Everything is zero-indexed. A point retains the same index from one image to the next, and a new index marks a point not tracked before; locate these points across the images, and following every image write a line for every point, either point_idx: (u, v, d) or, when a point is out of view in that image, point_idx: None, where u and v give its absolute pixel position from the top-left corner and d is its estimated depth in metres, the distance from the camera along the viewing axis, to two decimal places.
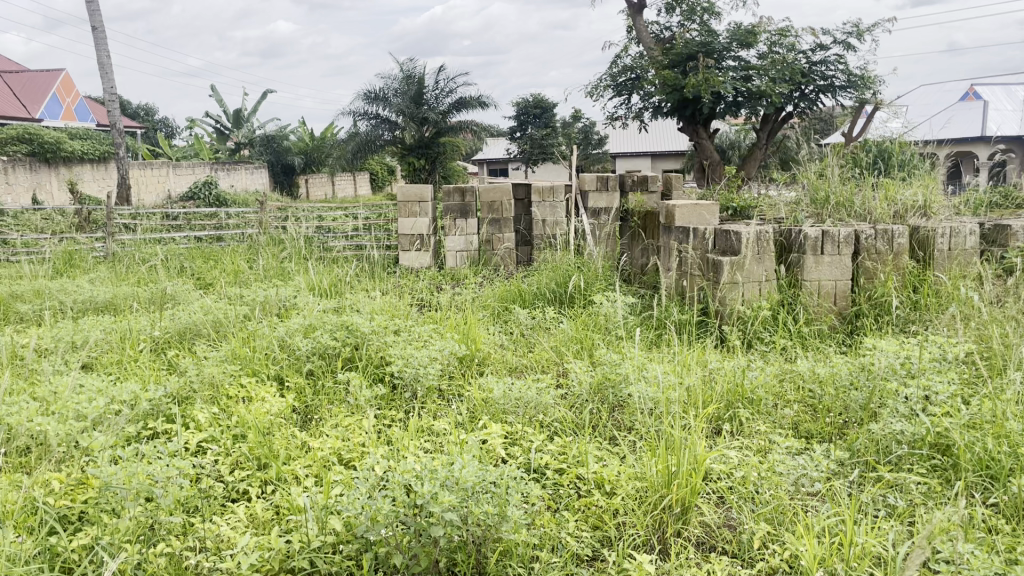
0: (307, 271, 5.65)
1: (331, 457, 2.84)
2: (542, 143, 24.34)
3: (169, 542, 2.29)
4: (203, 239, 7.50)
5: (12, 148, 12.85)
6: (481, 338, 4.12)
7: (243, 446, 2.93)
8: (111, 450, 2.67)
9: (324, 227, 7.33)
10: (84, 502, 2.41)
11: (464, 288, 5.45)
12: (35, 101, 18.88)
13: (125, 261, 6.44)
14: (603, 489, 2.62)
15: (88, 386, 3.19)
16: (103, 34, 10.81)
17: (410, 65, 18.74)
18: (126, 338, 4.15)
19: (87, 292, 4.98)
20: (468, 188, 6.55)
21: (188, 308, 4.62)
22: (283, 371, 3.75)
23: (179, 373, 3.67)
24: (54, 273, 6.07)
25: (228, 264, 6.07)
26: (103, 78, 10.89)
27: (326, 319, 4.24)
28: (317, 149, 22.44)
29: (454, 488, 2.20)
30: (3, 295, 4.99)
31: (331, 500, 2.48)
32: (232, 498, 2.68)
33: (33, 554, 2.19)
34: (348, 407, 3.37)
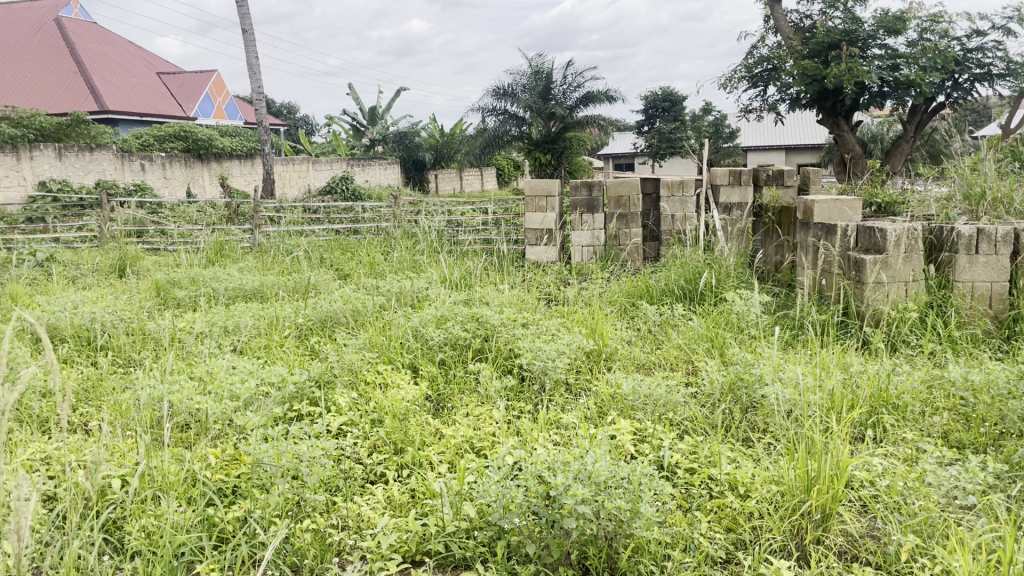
0: (439, 264, 5.79)
1: (464, 444, 2.91)
2: (670, 137, 23.98)
3: (313, 518, 2.41)
4: (341, 232, 7.82)
5: (169, 146, 14.38)
6: (609, 333, 4.10)
7: (381, 430, 3.06)
8: (261, 429, 2.85)
9: (454, 221, 7.48)
10: (237, 477, 2.59)
11: (591, 283, 5.44)
12: (189, 100, 20.18)
13: (271, 252, 6.80)
14: (737, 491, 2.56)
15: (240, 368, 3.40)
16: (252, 36, 11.42)
17: (539, 60, 18.89)
18: (273, 324, 4.39)
19: (238, 280, 5.30)
20: (595, 181, 6.50)
21: (329, 297, 4.83)
22: (417, 360, 3.87)
23: (321, 358, 3.87)
24: (207, 262, 6.49)
25: (364, 257, 6.30)
26: (251, 78, 11.52)
27: (457, 310, 4.33)
28: (447, 146, 22.95)
29: (586, 481, 2.21)
30: (163, 281, 5.37)
31: (467, 486, 2.55)
32: (371, 481, 2.79)
33: (194, 522, 2.35)
34: (478, 397, 3.44)
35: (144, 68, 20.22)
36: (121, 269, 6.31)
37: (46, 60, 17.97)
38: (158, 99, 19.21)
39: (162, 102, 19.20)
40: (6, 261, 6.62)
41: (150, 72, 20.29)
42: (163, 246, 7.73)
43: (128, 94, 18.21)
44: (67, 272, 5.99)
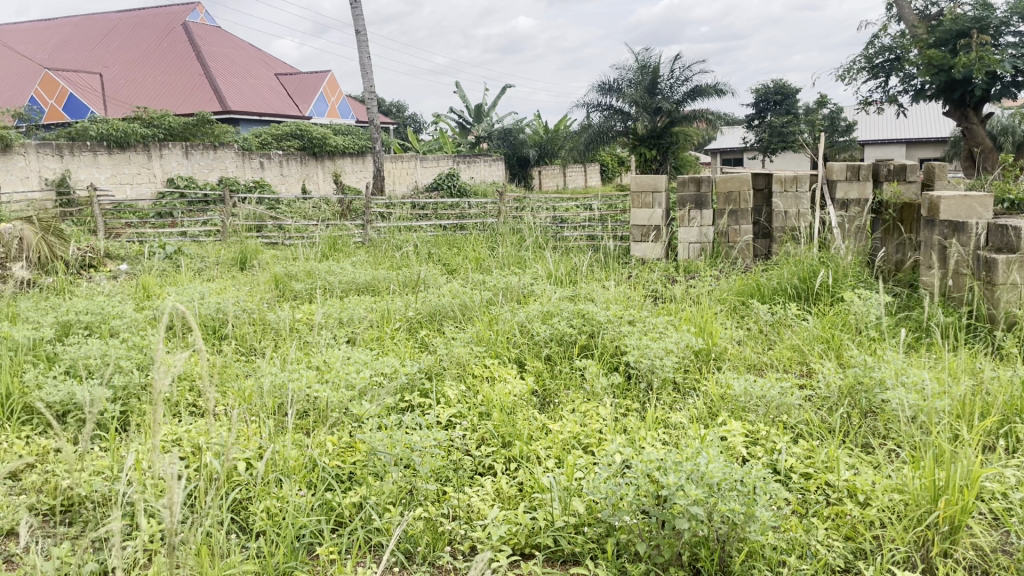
0: (544, 260, 5.82)
1: (571, 440, 2.91)
2: (781, 131, 23.36)
3: (426, 506, 2.47)
4: (447, 227, 7.95)
5: (286, 144, 14.60)
6: (719, 332, 4.02)
7: (489, 424, 3.10)
8: (375, 419, 2.95)
9: (559, 218, 7.48)
10: (353, 464, 2.68)
11: (700, 280, 5.34)
12: (304, 100, 20.94)
13: (381, 247, 6.98)
14: (856, 498, 2.47)
15: (354, 359, 3.52)
16: (365, 37, 11.74)
17: (646, 54, 18.73)
18: (385, 317, 4.51)
19: (350, 273, 5.48)
20: (703, 177, 6.39)
21: (438, 292, 4.93)
22: (524, 355, 3.89)
23: (430, 351, 3.96)
24: (322, 255, 6.72)
25: (470, 252, 6.40)
26: (363, 78, 11.83)
27: (563, 306, 4.34)
28: (551, 142, 22.98)
29: (698, 482, 2.17)
30: (281, 274, 5.59)
31: (576, 482, 2.55)
32: (479, 473, 2.82)
33: (314, 506, 2.44)
34: (585, 393, 3.43)
35: (263, 69, 21.11)
36: (242, 262, 6.60)
37: (174, 63, 19.01)
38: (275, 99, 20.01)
39: (279, 101, 20.00)
40: (138, 254, 7.05)
41: (269, 73, 21.17)
42: (280, 240, 8.05)
43: (248, 95, 19.04)
44: (193, 265, 6.31)
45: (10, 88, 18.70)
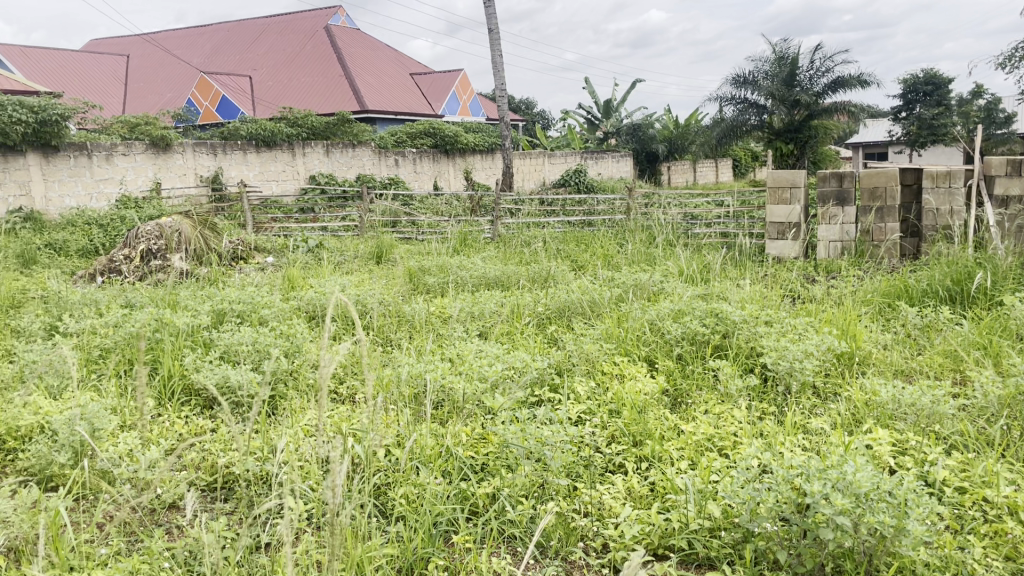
0: (676, 258, 5.72)
1: (705, 442, 2.84)
2: (932, 123, 22.09)
3: (557, 501, 2.48)
4: (576, 223, 7.95)
5: (420, 143, 14.97)
6: (863, 335, 3.82)
7: (620, 421, 3.07)
8: (507, 411, 2.99)
9: (691, 214, 7.33)
10: (487, 455, 2.73)
11: (842, 280, 5.11)
12: (437, 98, 21.42)
13: (511, 242, 7.05)
14: (1018, 516, 2.30)
15: (487, 353, 3.58)
16: (498, 35, 11.88)
17: (784, 45, 18.16)
18: (514, 312, 4.56)
19: (481, 268, 5.57)
20: (845, 172, 6.10)
21: (567, 288, 4.93)
22: (654, 354, 3.84)
23: (560, 346, 3.97)
24: (453, 250, 6.86)
25: (599, 249, 6.37)
26: (495, 77, 11.99)
27: (696, 304, 4.25)
28: (681, 137, 22.56)
29: (845, 491, 2.08)
30: (416, 268, 5.74)
31: (712, 485, 2.50)
32: (610, 470, 2.80)
33: (451, 494, 2.51)
34: (718, 395, 3.35)
35: (398, 68, 21.75)
36: (378, 255, 6.86)
37: (316, 65, 19.90)
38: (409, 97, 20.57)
39: (412, 99, 20.55)
40: (283, 247, 7.43)
41: (403, 72, 21.79)
42: (413, 235, 8.29)
43: (385, 94, 19.67)
44: (333, 258, 6.60)
45: (170, 91, 20.13)
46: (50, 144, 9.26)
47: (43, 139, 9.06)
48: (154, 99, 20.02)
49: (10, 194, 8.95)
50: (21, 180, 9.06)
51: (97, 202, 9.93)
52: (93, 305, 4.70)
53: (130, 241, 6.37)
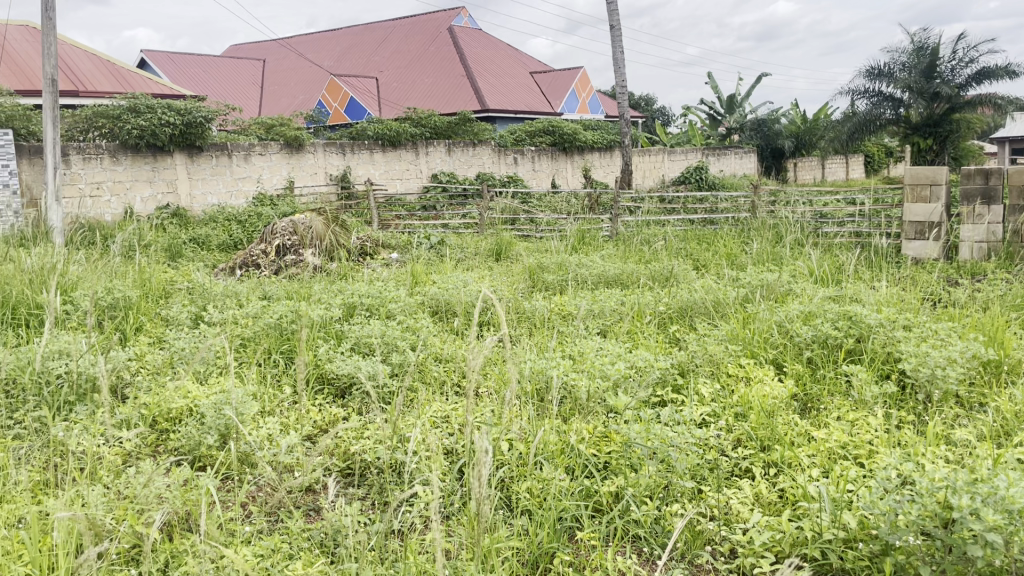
0: (804, 258, 5.53)
1: (839, 450, 2.73)
2: None
3: (682, 503, 2.46)
4: (697, 221, 7.81)
5: (539, 140, 15.08)
6: (1013, 344, 3.58)
7: (746, 425, 3.00)
8: (631, 411, 2.97)
9: (820, 213, 7.06)
10: (610, 454, 2.72)
11: (988, 284, 4.80)
12: (555, 95, 21.44)
13: (631, 240, 6.99)
14: None
15: (608, 351, 3.58)
16: (620, 31, 11.79)
17: (924, 34, 17.00)
18: (635, 310, 4.52)
19: (601, 266, 5.56)
20: (993, 169, 5.80)
21: (690, 287, 4.85)
22: (783, 357, 3.72)
23: (683, 346, 3.91)
24: (572, 248, 6.87)
25: (722, 248, 6.23)
26: (616, 73, 11.91)
27: (827, 307, 4.10)
28: (809, 132, 21.73)
29: (998, 507, 1.96)
30: (535, 265, 5.78)
31: (847, 495, 2.40)
32: (737, 475, 2.74)
33: (576, 492, 2.53)
34: (852, 401, 3.22)
35: (518, 67, 21.93)
36: (498, 253, 6.95)
37: (439, 65, 20.35)
38: (528, 95, 20.69)
39: (531, 97, 20.66)
40: (406, 243, 7.65)
41: (523, 70, 21.94)
42: (532, 232, 8.35)
43: (505, 92, 19.88)
44: (454, 254, 6.74)
45: (302, 93, 21.05)
46: (195, 145, 9.85)
47: (189, 139, 9.65)
48: (287, 101, 20.98)
49: (159, 191, 9.58)
50: (169, 179, 9.69)
51: (236, 200, 10.50)
52: (234, 297, 4.98)
53: (267, 237, 6.68)
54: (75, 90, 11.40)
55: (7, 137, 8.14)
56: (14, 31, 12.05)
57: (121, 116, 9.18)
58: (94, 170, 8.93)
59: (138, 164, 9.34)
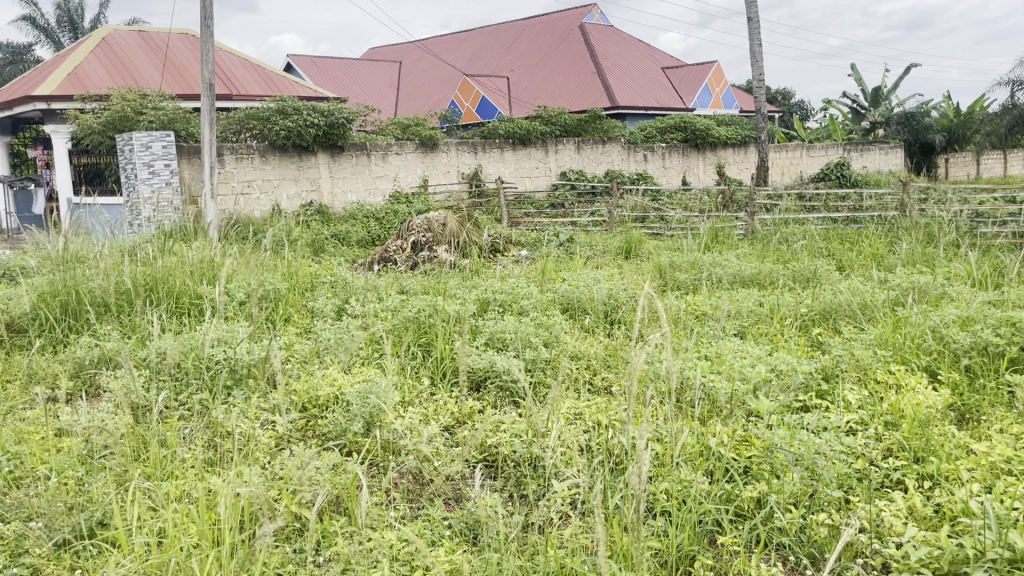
0: (961, 260, 5.21)
1: (1003, 464, 2.55)
2: None
3: (828, 512, 2.36)
4: (838, 220, 7.50)
5: (670, 137, 14.88)
6: None
7: (898, 434, 2.84)
8: (773, 415, 2.88)
9: (977, 211, 6.64)
10: (750, 458, 2.65)
11: None
12: (687, 90, 21.01)
13: (769, 239, 6.79)
14: None
15: (748, 353, 3.48)
16: (758, 23, 11.46)
17: None
18: (774, 313, 4.38)
19: (736, 265, 5.44)
20: None
21: (834, 288, 4.67)
22: (937, 364, 3.51)
23: (826, 350, 3.77)
24: (705, 247, 6.71)
25: (866, 248, 5.96)
26: (752, 66, 11.56)
27: (987, 312, 3.84)
28: (963, 126, 20.41)
29: None
30: (667, 263, 5.71)
31: (1014, 513, 2.24)
32: (887, 486, 2.61)
33: (716, 495, 2.48)
34: (1016, 414, 3.00)
35: (649, 62, 21.65)
36: (628, 251, 6.89)
37: (569, 63, 20.39)
38: (659, 91, 20.40)
39: (663, 93, 20.36)
40: (536, 240, 7.72)
41: (654, 66, 21.64)
42: (662, 230, 8.24)
43: (635, 89, 19.67)
44: (584, 251, 6.74)
45: (435, 94, 21.58)
46: (337, 145, 10.30)
47: (331, 139, 10.09)
48: (421, 101, 21.55)
49: (304, 189, 10.07)
50: (312, 178, 10.16)
51: (374, 197, 10.89)
52: (374, 291, 5.18)
53: (402, 233, 6.93)
54: (229, 94, 12.11)
55: (169, 138, 8.76)
56: (175, 41, 12.95)
57: (270, 118, 9.70)
58: (245, 170, 9.48)
59: (285, 164, 9.85)
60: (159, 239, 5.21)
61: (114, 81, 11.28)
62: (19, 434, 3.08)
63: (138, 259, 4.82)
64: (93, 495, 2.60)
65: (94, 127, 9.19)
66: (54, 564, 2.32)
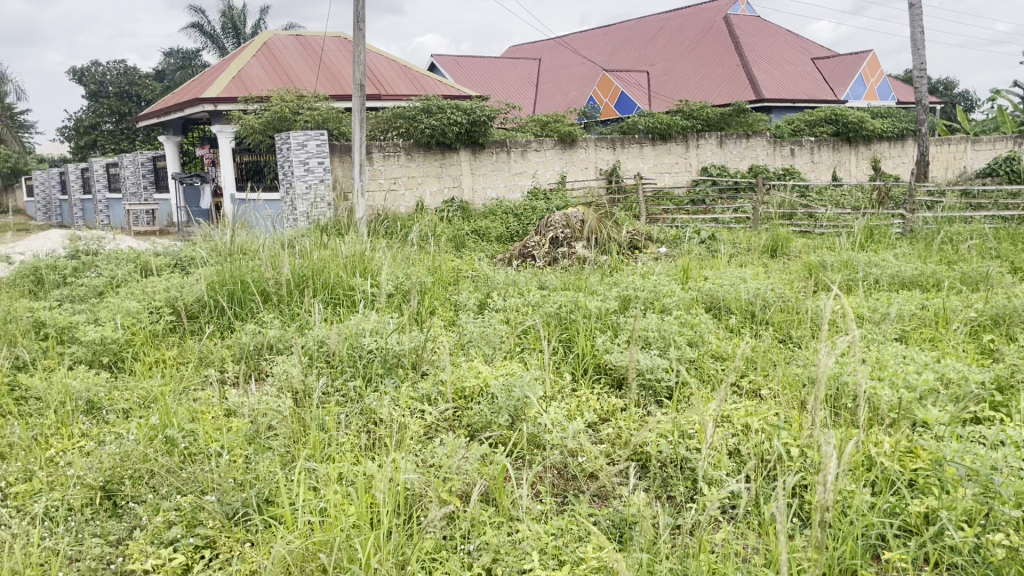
0: None
1: None
2: None
3: (1006, 532, 2.19)
4: (1010, 218, 6.95)
5: (819, 131, 14.26)
6: None
7: None
8: (943, 426, 2.70)
9: None
10: (916, 471, 2.50)
11: None
12: (839, 81, 20.03)
13: (931, 238, 6.38)
14: None
15: (912, 360, 3.28)
16: (920, 9, 10.79)
17: None
18: (939, 317, 4.11)
19: (895, 266, 5.15)
20: None
21: (1008, 292, 4.33)
22: None
23: (1000, 359, 3.50)
24: (858, 245, 6.38)
25: None
26: (912, 55, 10.89)
27: None
28: None
29: None
30: (817, 262, 5.47)
31: None
32: None
33: (879, 508, 2.35)
34: None
35: (797, 53, 20.79)
36: (774, 249, 6.66)
37: (712, 56, 19.91)
38: (809, 83, 19.55)
39: (813, 85, 19.51)
40: (676, 237, 7.59)
41: (803, 57, 20.75)
42: (811, 228, 7.92)
43: (782, 81, 18.96)
44: (727, 249, 6.57)
45: (574, 90, 21.60)
46: (478, 142, 10.49)
47: (472, 136, 10.29)
48: (559, 98, 21.63)
49: (446, 186, 10.32)
50: (454, 175, 10.41)
51: (512, 193, 11.04)
52: (514, 286, 5.25)
53: (541, 228, 6.99)
54: (377, 94, 12.57)
55: (322, 137, 9.20)
56: (329, 44, 13.59)
57: (416, 117, 9.98)
58: (392, 167, 9.81)
59: (428, 162, 10.13)
60: (315, 233, 5.48)
61: (273, 83, 11.95)
62: (193, 413, 3.31)
63: (296, 252, 5.09)
64: (260, 473, 2.76)
65: (255, 127, 9.77)
66: (227, 536, 2.50)
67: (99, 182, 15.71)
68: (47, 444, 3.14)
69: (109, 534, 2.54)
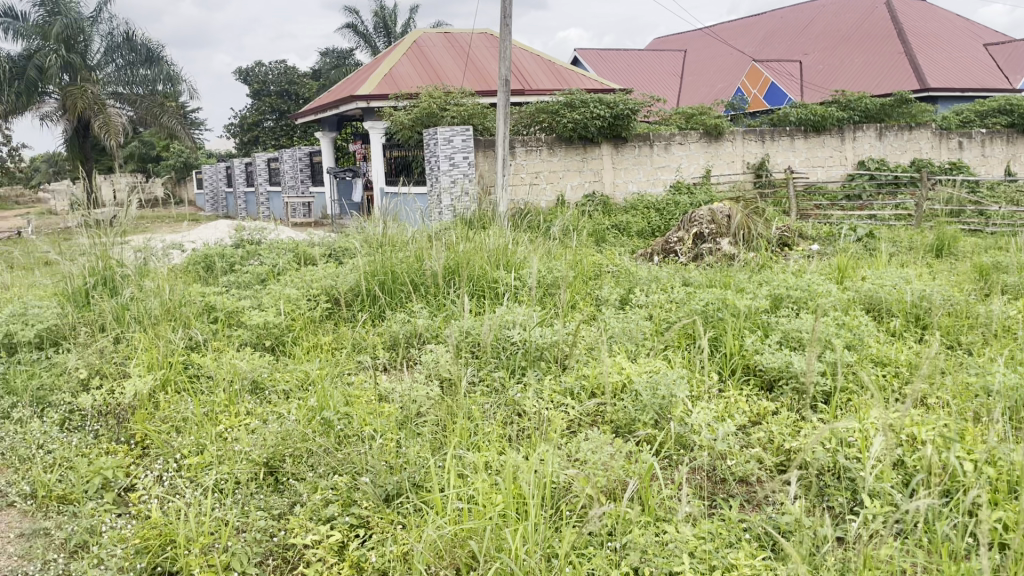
0: None
1: None
2: None
3: None
4: None
5: (991, 122, 13.44)
6: None
7: None
8: None
9: None
10: None
11: None
12: (1015, 68, 18.53)
13: None
14: None
15: None
16: None
17: None
18: None
19: None
20: None
21: None
22: None
23: None
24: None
25: None
26: None
27: None
28: None
29: None
30: (990, 264, 5.07)
31: None
32: None
33: None
34: None
35: (968, 39, 19.37)
36: (939, 249, 6.15)
37: (871, 44, 18.87)
38: (981, 70, 18.17)
39: (985, 72, 18.11)
40: (829, 235, 7.24)
41: (974, 43, 19.30)
42: (981, 226, 7.36)
43: (950, 68, 17.72)
44: (887, 248, 6.18)
45: (720, 82, 21.03)
46: (621, 136, 10.39)
47: (615, 130, 10.20)
48: (704, 90, 21.12)
49: (587, 180, 10.29)
50: (596, 169, 10.36)
51: (654, 187, 10.86)
52: (658, 282, 5.17)
53: (685, 223, 6.83)
54: (522, 88, 12.69)
55: (468, 132, 9.40)
56: (475, 40, 13.85)
57: (558, 112, 9.89)
58: (534, 162, 9.89)
59: (570, 155, 10.13)
60: (460, 226, 5.60)
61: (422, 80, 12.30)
62: (347, 396, 3.45)
63: (444, 242, 5.23)
64: (411, 457, 2.84)
65: (405, 123, 10.11)
66: (379, 516, 2.60)
67: (261, 175, 16.74)
68: (216, 420, 3.36)
69: (272, 508, 2.71)
